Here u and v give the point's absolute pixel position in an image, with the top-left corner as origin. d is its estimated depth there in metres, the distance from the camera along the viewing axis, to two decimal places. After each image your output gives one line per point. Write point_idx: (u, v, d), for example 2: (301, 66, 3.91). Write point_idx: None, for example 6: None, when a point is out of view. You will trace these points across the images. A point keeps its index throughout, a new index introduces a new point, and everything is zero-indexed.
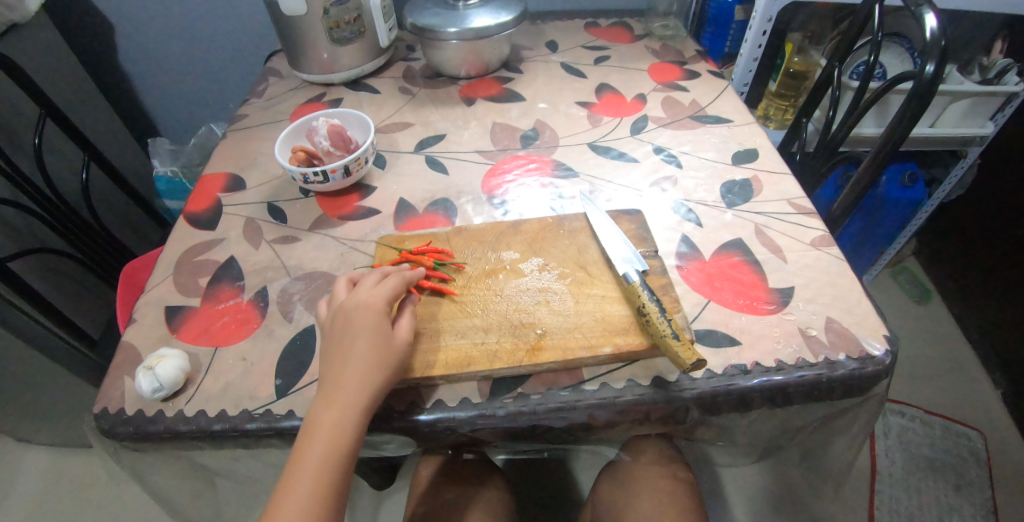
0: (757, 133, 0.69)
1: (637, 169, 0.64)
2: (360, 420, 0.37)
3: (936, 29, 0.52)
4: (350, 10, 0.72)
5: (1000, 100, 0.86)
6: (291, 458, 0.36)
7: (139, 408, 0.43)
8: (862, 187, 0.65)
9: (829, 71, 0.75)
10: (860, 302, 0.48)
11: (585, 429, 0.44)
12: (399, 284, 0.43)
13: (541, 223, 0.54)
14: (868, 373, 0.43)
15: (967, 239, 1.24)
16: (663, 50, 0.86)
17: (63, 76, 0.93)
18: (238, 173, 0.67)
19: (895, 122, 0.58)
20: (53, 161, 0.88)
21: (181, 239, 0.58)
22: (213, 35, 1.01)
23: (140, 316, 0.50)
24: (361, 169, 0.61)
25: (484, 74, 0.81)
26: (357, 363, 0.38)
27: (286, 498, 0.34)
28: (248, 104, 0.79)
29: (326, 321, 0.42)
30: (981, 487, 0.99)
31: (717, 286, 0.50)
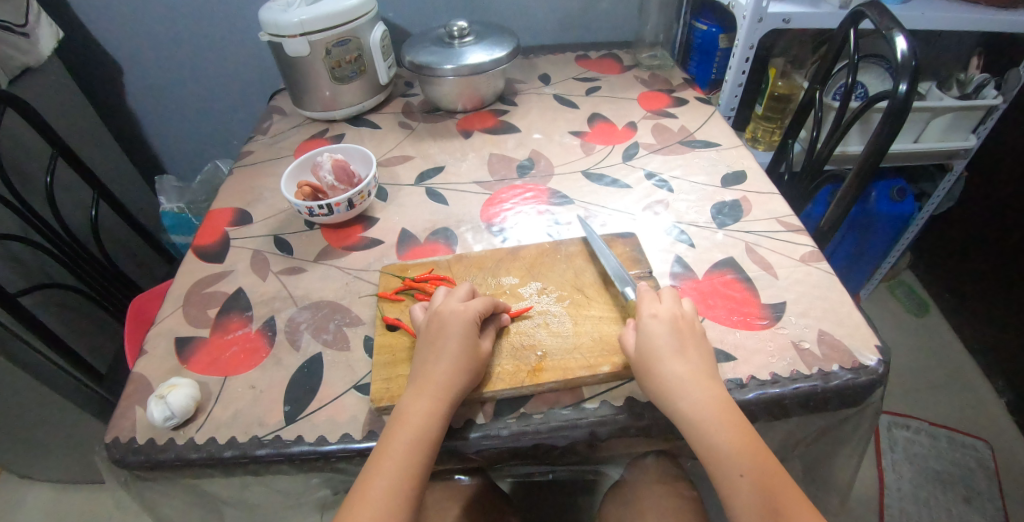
0: (744, 155, 0.72)
1: (630, 195, 0.67)
2: (445, 412, 0.40)
3: (906, 51, 0.55)
4: (351, 51, 0.76)
5: (980, 113, 0.90)
6: (383, 439, 0.40)
7: (150, 437, 0.44)
8: (847, 203, 0.67)
9: (811, 93, 0.78)
10: (852, 314, 0.50)
11: (588, 448, 0.45)
12: (488, 300, 0.47)
13: (539, 248, 0.56)
14: (863, 383, 0.44)
15: (960, 250, 1.26)
16: (651, 79, 0.90)
17: (73, 116, 0.96)
18: (244, 208, 0.69)
19: (874, 139, 0.60)
20: (63, 198, 0.91)
21: (191, 272, 0.60)
22: (218, 76, 1.06)
23: (150, 347, 0.51)
24: (365, 202, 0.63)
25: (480, 107, 0.84)
26: (447, 363, 0.42)
27: (374, 474, 0.38)
28: (254, 141, 0.82)
29: (422, 327, 0.46)
30: (992, 498, 0.98)
31: (712, 304, 0.52)
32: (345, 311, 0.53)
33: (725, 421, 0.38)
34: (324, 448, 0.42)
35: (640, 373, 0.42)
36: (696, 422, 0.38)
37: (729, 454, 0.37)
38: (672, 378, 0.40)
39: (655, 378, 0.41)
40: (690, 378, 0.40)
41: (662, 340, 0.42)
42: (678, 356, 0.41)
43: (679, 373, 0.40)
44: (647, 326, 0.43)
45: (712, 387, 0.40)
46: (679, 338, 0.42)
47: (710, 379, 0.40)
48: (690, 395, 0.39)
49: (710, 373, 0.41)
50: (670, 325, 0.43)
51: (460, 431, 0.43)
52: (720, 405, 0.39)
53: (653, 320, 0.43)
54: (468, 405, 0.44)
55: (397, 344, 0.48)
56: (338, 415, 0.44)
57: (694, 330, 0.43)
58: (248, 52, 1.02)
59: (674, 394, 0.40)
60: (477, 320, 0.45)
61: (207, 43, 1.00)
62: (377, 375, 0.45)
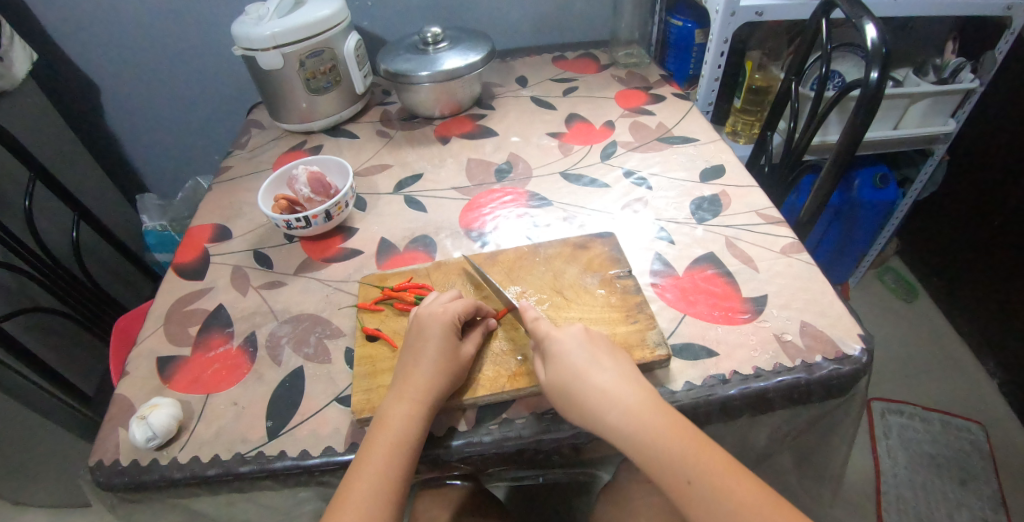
0: (722, 150, 0.72)
1: (609, 194, 0.67)
2: (426, 417, 0.40)
3: (876, 39, 0.55)
4: (325, 61, 0.76)
5: (957, 97, 0.91)
6: (365, 444, 0.40)
7: (133, 458, 0.43)
8: (826, 192, 0.67)
9: (787, 85, 0.78)
10: (832, 304, 0.50)
11: (573, 450, 0.45)
12: (469, 302, 0.47)
13: (518, 252, 0.56)
14: (846, 373, 0.45)
15: (945, 233, 1.27)
16: (628, 77, 0.90)
17: (50, 138, 0.95)
18: (224, 223, 0.69)
19: (849, 128, 0.61)
20: (44, 222, 0.90)
21: (171, 290, 0.59)
22: (197, 92, 1.05)
23: (132, 368, 0.51)
24: (343, 213, 0.63)
25: (458, 112, 0.84)
26: (427, 366, 0.42)
27: (355, 480, 0.38)
28: (232, 156, 0.81)
29: (407, 331, 0.47)
30: (986, 479, 0.99)
31: (692, 300, 0.52)
32: (326, 323, 0.53)
33: (660, 426, 0.37)
34: (308, 462, 0.42)
35: (558, 398, 0.40)
36: (632, 434, 0.37)
37: (673, 460, 0.35)
38: (596, 395, 0.39)
39: (576, 401, 0.39)
40: (612, 391, 0.39)
41: (573, 357, 0.40)
42: (593, 369, 0.40)
43: (601, 388, 0.39)
44: (552, 347, 0.41)
45: (638, 393, 0.39)
46: (591, 352, 0.41)
47: (634, 386, 0.39)
48: (617, 406, 0.38)
49: (631, 381, 0.40)
50: (577, 339, 0.42)
51: (443, 439, 0.43)
52: (651, 411, 0.38)
53: (556, 339, 0.42)
54: (451, 411, 0.44)
55: (377, 355, 0.48)
56: (321, 428, 0.44)
57: (602, 339, 0.43)
58: (225, 67, 1.01)
59: (602, 411, 0.38)
60: (456, 322, 0.45)
61: (183, 59, 0.99)
62: (358, 387, 0.45)
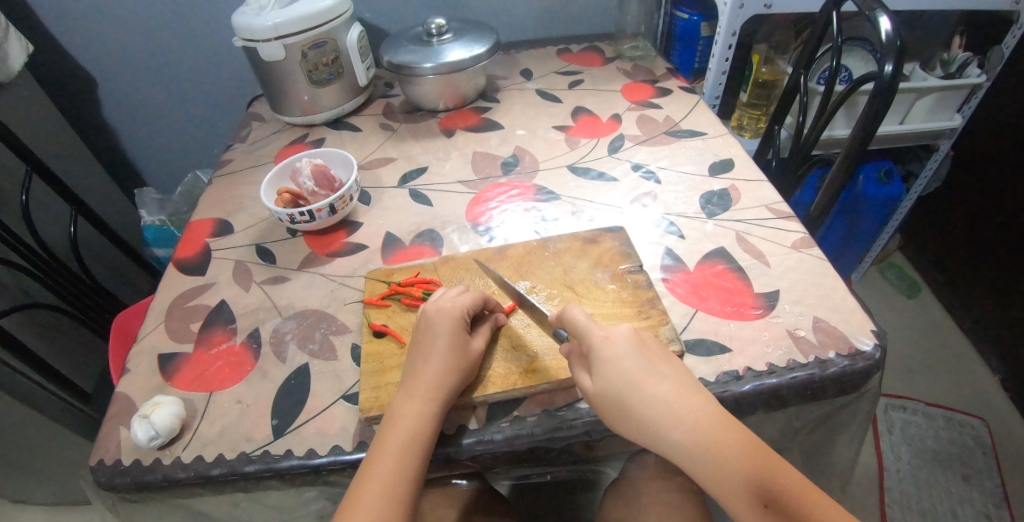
0: (731, 143, 0.71)
1: (617, 188, 0.66)
2: (438, 415, 0.39)
3: (890, 30, 0.54)
4: (327, 53, 0.74)
5: (964, 92, 0.90)
6: (375, 443, 0.39)
7: (135, 458, 0.42)
8: (836, 187, 0.66)
9: (795, 79, 0.77)
10: (845, 300, 0.50)
11: (585, 448, 0.44)
12: (477, 296, 0.47)
13: (526, 247, 0.55)
14: (860, 369, 0.44)
15: (949, 230, 1.26)
16: (634, 70, 0.89)
17: (46, 131, 0.94)
18: (225, 218, 0.68)
19: (862, 120, 0.60)
20: (40, 216, 0.89)
21: (172, 285, 0.58)
22: (195, 84, 1.03)
23: (133, 366, 0.50)
24: (347, 207, 0.62)
25: (462, 106, 0.83)
26: (438, 363, 0.41)
27: (366, 480, 0.37)
28: (233, 149, 0.80)
29: (415, 327, 0.46)
30: (990, 475, 0.99)
31: (704, 296, 0.51)
32: (331, 319, 0.52)
33: (729, 443, 0.35)
34: (314, 461, 0.41)
35: (613, 409, 0.38)
36: (698, 452, 0.35)
37: (745, 483, 0.34)
38: (656, 408, 0.37)
39: (635, 415, 0.37)
40: (674, 404, 0.37)
41: (629, 368, 0.39)
42: (650, 379, 0.38)
43: (661, 402, 0.37)
44: (605, 356, 0.39)
45: (701, 407, 0.37)
46: (646, 360, 0.39)
47: (697, 399, 0.37)
48: (679, 421, 0.36)
49: (691, 393, 0.38)
50: (630, 346, 0.40)
51: (453, 437, 0.42)
52: (717, 426, 0.36)
53: (608, 347, 0.40)
54: (461, 409, 0.43)
55: (384, 352, 0.47)
56: (328, 426, 0.43)
57: (654, 345, 0.41)
58: (224, 59, 1.00)
59: (663, 426, 0.37)
60: (465, 318, 0.45)
61: (181, 51, 0.98)
62: (365, 384, 0.44)
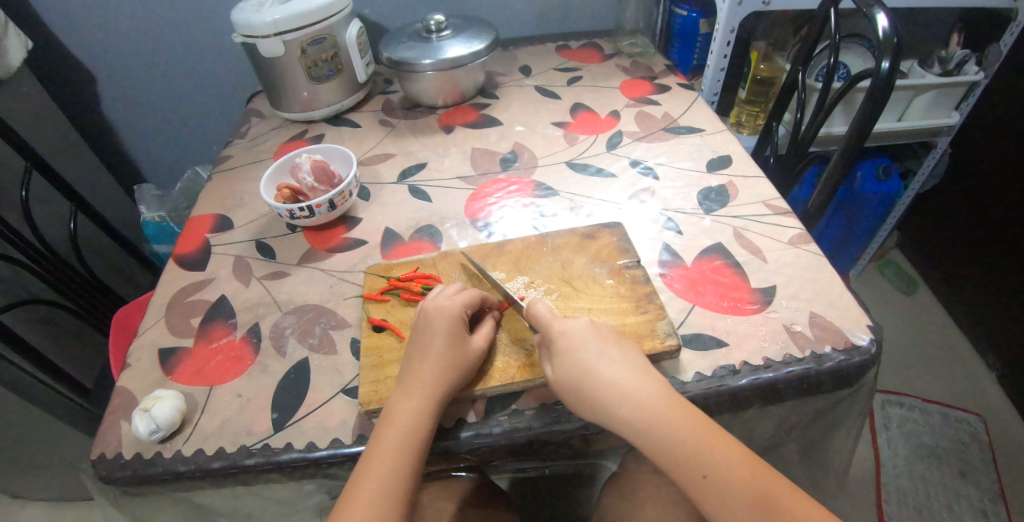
0: (729, 139, 0.71)
1: (615, 184, 0.66)
2: (435, 411, 0.40)
3: (887, 27, 0.54)
4: (327, 49, 0.74)
5: (962, 89, 0.90)
6: (373, 439, 0.39)
7: (136, 451, 0.43)
8: (833, 183, 0.67)
9: (793, 75, 0.77)
10: (841, 295, 0.50)
11: (583, 441, 0.45)
12: (475, 293, 0.47)
13: (524, 242, 0.55)
14: (856, 364, 0.44)
15: (946, 227, 1.27)
16: (633, 67, 0.89)
17: (45, 128, 0.94)
18: (225, 213, 0.68)
19: (859, 117, 0.60)
20: (40, 213, 0.89)
21: (172, 281, 0.58)
22: (195, 81, 1.03)
23: (134, 360, 0.50)
24: (346, 202, 0.62)
25: (460, 102, 0.83)
26: (435, 359, 0.41)
27: (365, 475, 0.37)
28: (232, 146, 0.80)
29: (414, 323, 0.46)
30: (986, 471, 0.99)
31: (701, 291, 0.52)
32: (330, 313, 0.52)
33: (673, 419, 0.36)
34: (314, 454, 0.41)
35: (569, 394, 0.40)
36: (643, 429, 0.37)
37: (686, 454, 0.35)
38: (607, 390, 0.38)
39: (588, 398, 0.39)
40: (622, 385, 0.38)
41: (582, 354, 0.39)
42: (601, 363, 0.39)
43: (612, 384, 0.38)
44: (561, 346, 0.40)
45: (649, 387, 0.38)
46: (600, 346, 0.40)
47: (645, 378, 0.39)
48: (627, 401, 0.38)
49: (641, 374, 0.39)
50: (586, 334, 0.41)
51: (452, 430, 0.42)
52: (662, 404, 0.37)
53: (563, 336, 0.41)
54: (460, 403, 0.44)
55: (383, 346, 0.47)
56: (328, 420, 0.43)
57: (609, 333, 0.42)
58: (223, 56, 1.00)
59: (612, 407, 0.38)
60: (462, 314, 0.45)
61: (181, 48, 0.98)
62: (365, 378, 0.44)
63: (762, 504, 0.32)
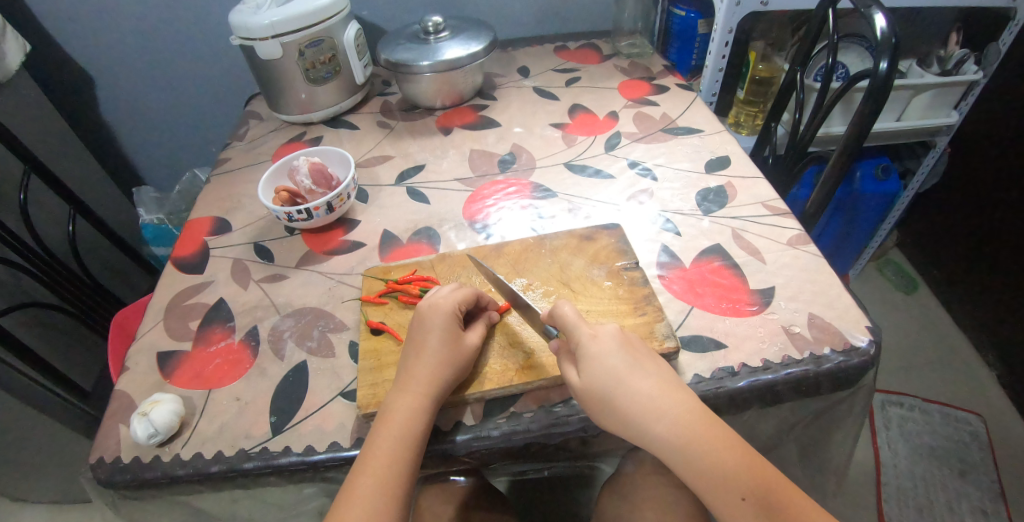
0: (727, 140, 0.71)
1: (613, 185, 0.66)
2: (431, 412, 0.40)
3: (885, 27, 0.54)
4: (325, 51, 0.74)
5: (961, 89, 0.90)
6: (368, 441, 0.39)
7: (135, 455, 0.43)
8: (832, 183, 0.67)
9: (791, 75, 0.77)
10: (840, 297, 0.50)
11: (581, 443, 0.45)
12: (470, 293, 0.47)
13: (523, 244, 0.55)
14: (855, 365, 0.44)
15: (947, 226, 1.26)
16: (631, 68, 0.89)
17: (43, 130, 0.94)
18: (223, 216, 0.68)
19: (858, 117, 0.60)
20: (39, 216, 0.89)
21: (170, 284, 0.58)
22: (193, 83, 1.03)
23: (132, 364, 0.50)
24: (344, 204, 0.62)
25: (459, 103, 0.83)
26: (430, 359, 0.41)
27: (360, 476, 0.37)
28: (230, 148, 0.80)
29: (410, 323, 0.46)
30: (986, 471, 0.99)
31: (700, 292, 0.52)
32: (329, 316, 0.52)
33: (710, 438, 0.36)
34: (313, 458, 0.41)
35: (598, 405, 0.39)
36: (679, 446, 0.36)
37: (724, 475, 0.34)
38: (640, 404, 0.37)
39: (621, 410, 0.38)
40: (656, 399, 0.37)
41: (614, 365, 0.39)
42: (635, 375, 0.39)
43: (645, 398, 0.38)
44: (591, 354, 0.39)
45: (683, 402, 0.37)
46: (631, 357, 0.40)
47: (678, 393, 0.38)
48: (662, 416, 0.37)
49: (674, 389, 0.38)
50: (616, 344, 0.40)
51: (449, 433, 0.42)
52: (698, 421, 0.37)
53: (594, 346, 0.40)
54: (456, 405, 0.43)
55: (381, 349, 0.47)
56: (326, 423, 0.43)
57: (638, 343, 0.41)
58: (221, 58, 1.00)
59: (647, 422, 0.37)
60: (457, 314, 0.45)
61: (179, 50, 0.98)
62: (362, 381, 0.44)
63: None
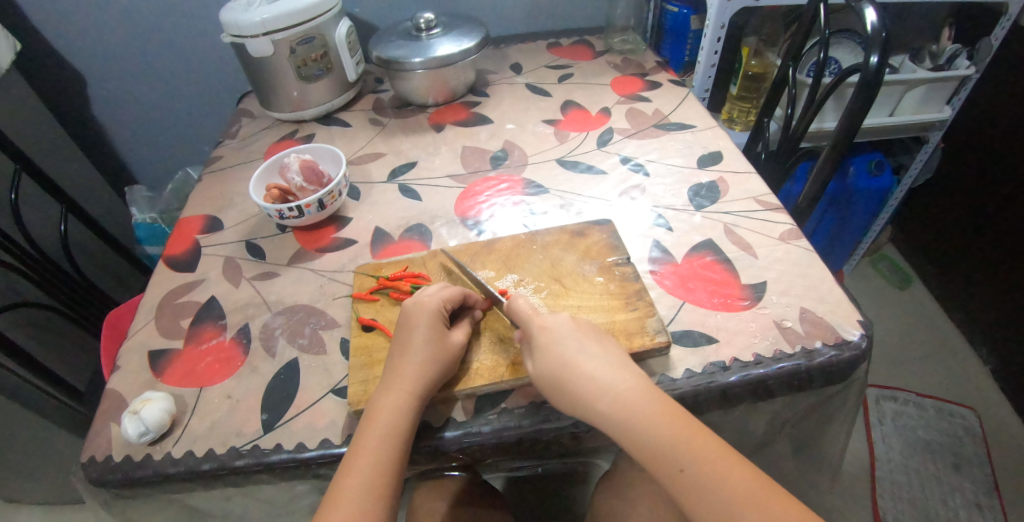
0: (719, 136, 0.71)
1: (606, 181, 0.66)
2: (416, 409, 0.40)
3: (876, 22, 0.54)
4: (316, 48, 0.74)
5: (952, 84, 0.90)
6: (355, 439, 0.39)
7: (126, 454, 0.42)
8: (823, 178, 0.67)
9: (784, 70, 0.77)
10: (831, 291, 0.50)
11: (574, 439, 0.45)
12: (454, 291, 0.47)
13: (514, 240, 0.55)
14: (846, 359, 0.44)
15: (941, 220, 1.27)
16: (624, 64, 0.89)
17: (34, 130, 0.93)
18: (215, 214, 0.68)
19: (849, 111, 0.60)
20: (31, 215, 0.89)
21: (161, 282, 0.58)
22: (185, 82, 1.03)
23: (123, 362, 0.50)
24: (336, 202, 0.62)
25: (452, 100, 0.83)
26: (417, 356, 0.41)
27: (347, 474, 0.37)
28: (222, 146, 0.80)
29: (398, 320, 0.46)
30: (980, 465, 1.00)
31: (691, 287, 0.52)
32: (320, 313, 0.52)
33: (653, 411, 0.36)
34: (304, 455, 0.41)
35: (549, 388, 0.39)
36: (624, 423, 0.36)
37: (666, 449, 0.35)
38: (585, 384, 0.38)
39: (568, 392, 0.38)
40: (602, 379, 0.38)
41: (562, 348, 0.40)
42: (581, 357, 0.39)
43: (590, 378, 0.38)
44: (541, 341, 0.41)
45: (627, 381, 0.38)
46: (580, 341, 0.40)
47: (623, 372, 0.39)
48: (606, 394, 0.37)
49: (620, 368, 0.39)
50: (565, 329, 0.41)
51: (439, 430, 0.42)
52: (639, 398, 0.37)
53: (543, 332, 0.41)
54: (445, 401, 0.43)
55: (372, 345, 0.47)
56: (317, 420, 0.43)
57: (590, 327, 0.42)
58: (214, 56, 1.00)
59: (592, 401, 0.38)
60: (442, 311, 0.45)
61: (171, 49, 0.97)
62: (354, 378, 0.44)
63: (740, 498, 0.32)
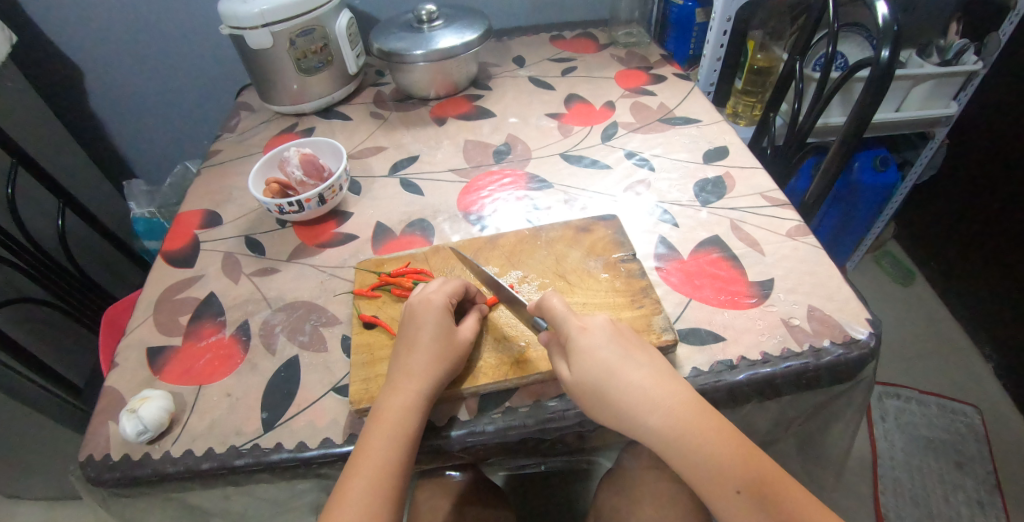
0: (725, 130, 0.70)
1: (610, 176, 0.65)
2: (423, 408, 0.39)
3: (887, 15, 0.53)
4: (316, 40, 0.73)
5: (960, 79, 0.89)
6: (362, 440, 0.38)
7: (125, 453, 0.42)
8: (831, 174, 0.66)
9: (791, 64, 0.76)
10: (840, 288, 0.49)
11: (578, 438, 0.44)
12: (459, 287, 0.46)
13: (518, 236, 0.54)
14: (855, 358, 0.44)
15: (945, 217, 1.26)
16: (628, 57, 0.88)
17: (30, 123, 0.92)
18: (213, 209, 0.67)
19: (859, 107, 0.59)
20: (27, 210, 0.88)
21: (160, 278, 0.57)
22: (183, 75, 1.02)
23: (121, 359, 0.49)
24: (337, 196, 0.61)
25: (454, 93, 0.82)
26: (423, 355, 0.40)
27: (353, 475, 0.36)
28: (221, 140, 0.79)
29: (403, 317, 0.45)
30: (983, 462, 0.99)
31: (698, 284, 0.51)
32: (321, 310, 0.51)
33: (706, 428, 0.35)
34: (305, 454, 0.40)
35: (589, 397, 0.38)
36: (674, 439, 0.35)
37: (720, 468, 0.34)
38: (632, 395, 0.37)
39: (612, 403, 0.37)
40: (649, 391, 0.37)
41: (605, 356, 0.38)
42: (627, 366, 0.38)
43: (638, 389, 0.37)
44: (580, 345, 0.39)
45: (676, 394, 0.37)
46: (622, 348, 0.39)
47: (671, 383, 0.38)
48: (655, 407, 0.36)
49: (667, 379, 0.38)
50: (607, 335, 0.40)
51: (443, 429, 0.41)
52: (690, 413, 0.36)
53: (585, 337, 0.39)
54: (450, 400, 0.43)
55: (374, 343, 0.46)
56: (318, 419, 0.43)
57: (629, 333, 0.41)
58: (212, 48, 0.98)
59: (641, 413, 0.36)
60: (448, 308, 0.44)
61: (169, 41, 0.96)
62: (356, 375, 0.44)
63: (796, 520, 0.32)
